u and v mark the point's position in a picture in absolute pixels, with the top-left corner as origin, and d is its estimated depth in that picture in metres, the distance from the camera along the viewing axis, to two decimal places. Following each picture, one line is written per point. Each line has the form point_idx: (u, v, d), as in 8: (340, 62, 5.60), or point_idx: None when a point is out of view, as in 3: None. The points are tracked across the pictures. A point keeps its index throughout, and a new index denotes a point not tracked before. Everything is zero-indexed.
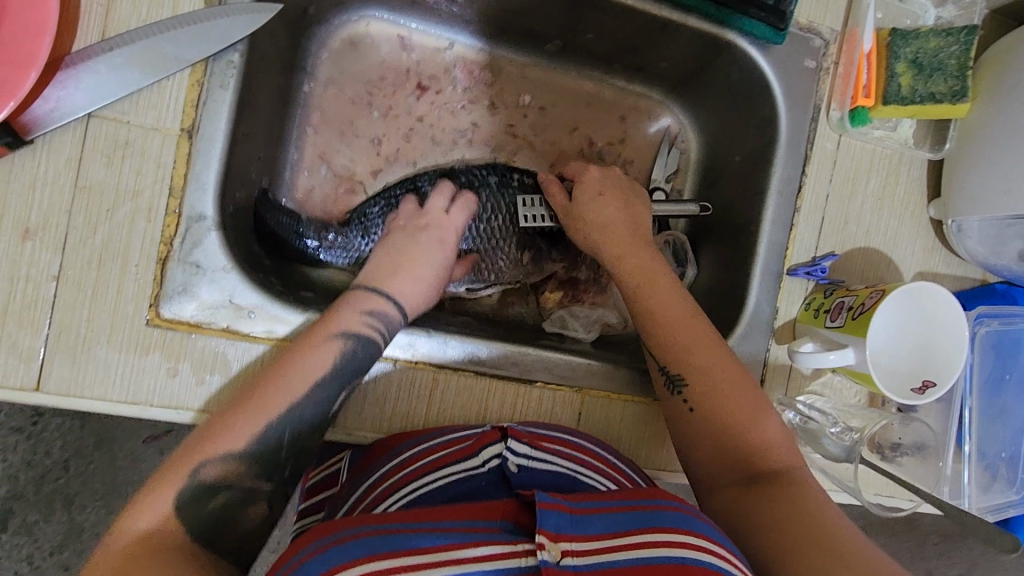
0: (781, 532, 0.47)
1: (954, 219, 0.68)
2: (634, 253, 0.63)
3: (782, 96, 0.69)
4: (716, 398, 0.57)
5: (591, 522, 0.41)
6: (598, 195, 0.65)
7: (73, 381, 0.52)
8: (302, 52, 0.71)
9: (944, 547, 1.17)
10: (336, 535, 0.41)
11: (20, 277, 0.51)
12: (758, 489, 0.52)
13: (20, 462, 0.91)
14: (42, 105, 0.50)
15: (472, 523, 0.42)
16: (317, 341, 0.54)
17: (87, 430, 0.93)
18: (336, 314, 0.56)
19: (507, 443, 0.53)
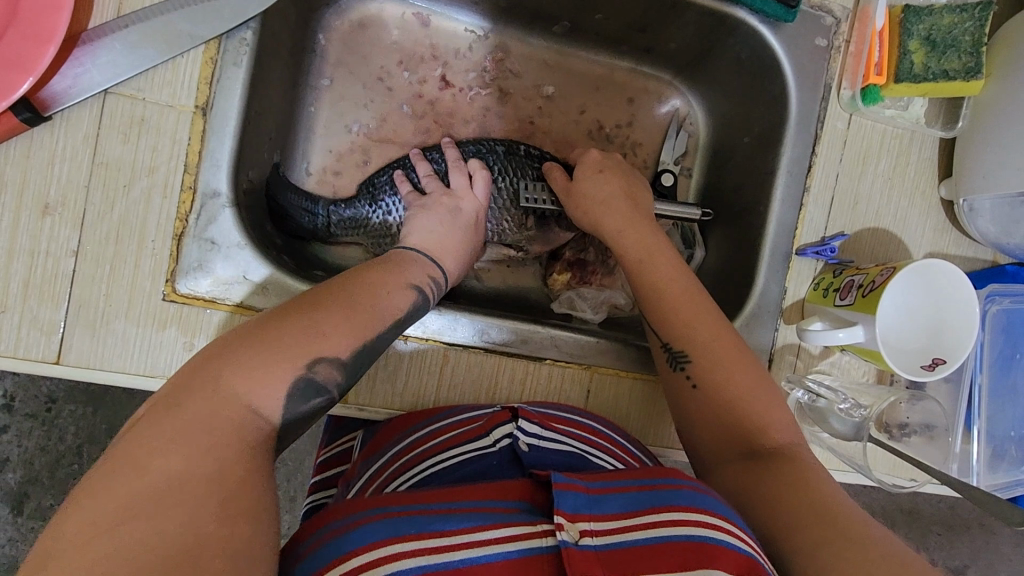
0: (780, 504, 0.46)
1: (965, 198, 0.68)
2: (634, 231, 0.63)
3: (792, 75, 0.68)
4: (719, 376, 0.55)
5: (606, 502, 0.41)
6: (598, 171, 0.66)
7: (92, 355, 0.53)
8: (313, 33, 0.72)
9: (951, 536, 1.16)
10: (360, 514, 0.42)
11: (40, 252, 0.52)
12: (761, 465, 0.50)
13: (35, 447, 0.93)
14: (60, 81, 0.51)
15: (492, 505, 0.42)
16: (392, 283, 0.53)
17: (99, 416, 0.95)
18: (406, 267, 0.55)
19: (518, 423, 0.54)
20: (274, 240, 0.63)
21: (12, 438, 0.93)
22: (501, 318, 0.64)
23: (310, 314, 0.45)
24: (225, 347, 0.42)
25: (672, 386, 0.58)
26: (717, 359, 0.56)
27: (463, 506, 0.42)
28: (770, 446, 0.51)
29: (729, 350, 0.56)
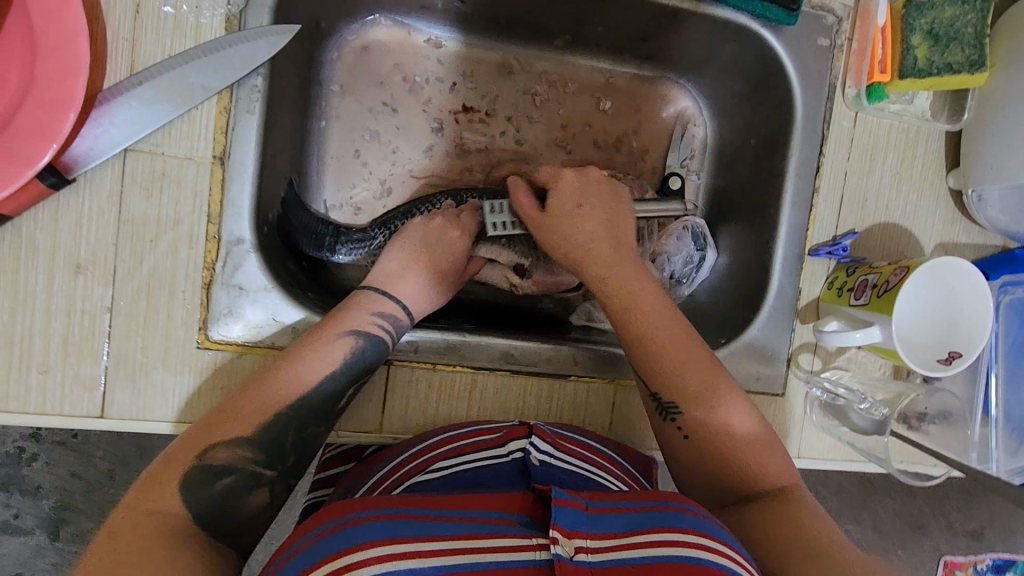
0: (783, 547, 0.47)
1: (974, 188, 0.68)
2: (620, 275, 0.61)
3: (796, 77, 0.69)
4: (709, 417, 0.56)
5: (606, 521, 0.42)
6: (577, 208, 0.64)
7: (133, 405, 0.55)
8: (317, 65, 0.72)
9: (967, 500, 1.18)
10: (357, 516, 0.42)
11: (76, 311, 0.53)
12: (758, 507, 0.51)
13: (65, 474, 0.95)
14: (81, 143, 0.52)
15: (490, 513, 0.43)
16: (329, 339, 0.57)
17: (125, 440, 0.97)
18: (346, 315, 0.59)
19: (530, 439, 0.54)
20: (297, 277, 0.64)
21: (43, 465, 0.95)
22: (523, 340, 0.66)
23: (235, 408, 0.52)
24: (179, 453, 0.49)
25: (663, 433, 0.58)
26: (703, 403, 0.56)
27: (462, 512, 0.43)
28: (762, 488, 0.53)
29: (713, 391, 0.57)
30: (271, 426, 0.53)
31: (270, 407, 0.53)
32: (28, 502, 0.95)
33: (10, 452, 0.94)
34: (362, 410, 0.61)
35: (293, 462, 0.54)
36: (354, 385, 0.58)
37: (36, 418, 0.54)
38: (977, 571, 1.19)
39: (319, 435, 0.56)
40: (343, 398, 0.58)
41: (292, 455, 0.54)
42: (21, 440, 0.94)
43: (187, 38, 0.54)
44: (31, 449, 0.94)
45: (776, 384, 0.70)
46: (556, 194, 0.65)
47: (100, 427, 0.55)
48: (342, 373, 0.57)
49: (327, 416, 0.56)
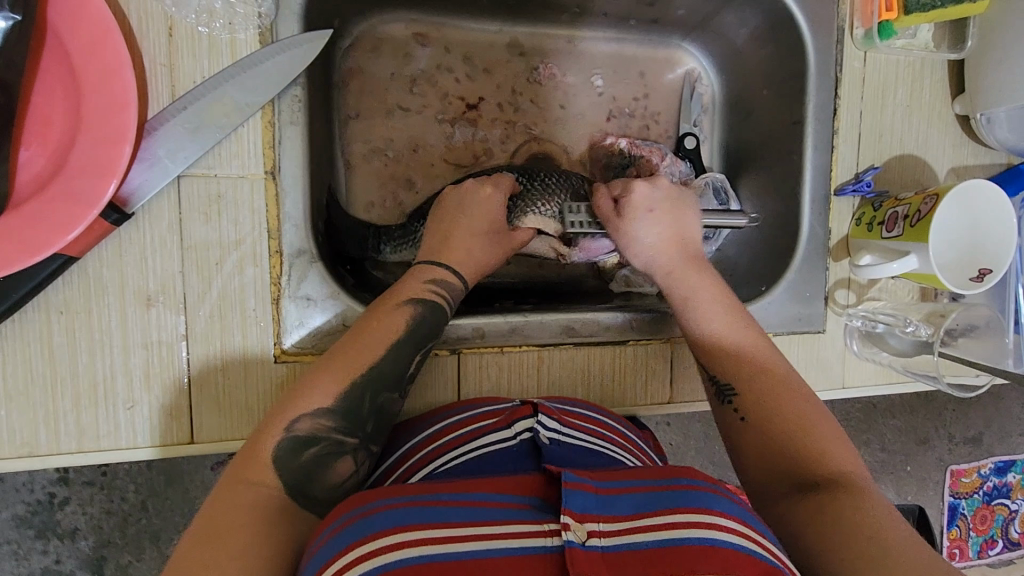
0: (832, 530, 0.45)
1: (982, 112, 0.71)
2: (686, 276, 0.64)
3: (807, 24, 0.71)
4: (769, 405, 0.56)
5: (618, 503, 0.42)
6: (649, 211, 0.66)
7: (220, 427, 0.55)
8: (333, 67, 0.72)
9: (966, 410, 1.24)
10: (374, 503, 0.43)
11: (153, 342, 0.54)
12: (816, 495, 0.48)
13: (99, 512, 0.95)
14: (136, 176, 0.51)
15: (505, 499, 0.43)
16: (387, 308, 0.57)
17: (155, 470, 0.96)
18: (402, 286, 0.60)
19: (538, 418, 0.55)
20: (348, 280, 0.65)
21: (75, 508, 0.94)
22: (580, 311, 0.67)
23: (307, 387, 0.53)
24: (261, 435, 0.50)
25: (721, 419, 0.58)
26: (765, 394, 0.57)
27: (483, 499, 0.43)
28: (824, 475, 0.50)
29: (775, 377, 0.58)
30: (348, 395, 0.53)
31: (347, 374, 0.53)
32: (66, 545, 0.94)
33: (41, 499, 0.93)
34: (438, 399, 0.63)
35: (372, 427, 0.54)
36: (419, 352, 0.58)
37: (126, 454, 0.54)
38: (981, 475, 1.25)
39: (395, 401, 0.56)
40: (411, 364, 0.57)
41: (371, 421, 0.54)
42: (49, 485, 0.93)
43: (223, 57, 0.54)
44: (61, 493, 0.94)
45: (817, 322, 0.74)
46: (633, 200, 0.66)
47: (190, 454, 0.55)
48: (405, 338, 0.57)
49: (399, 383, 0.56)
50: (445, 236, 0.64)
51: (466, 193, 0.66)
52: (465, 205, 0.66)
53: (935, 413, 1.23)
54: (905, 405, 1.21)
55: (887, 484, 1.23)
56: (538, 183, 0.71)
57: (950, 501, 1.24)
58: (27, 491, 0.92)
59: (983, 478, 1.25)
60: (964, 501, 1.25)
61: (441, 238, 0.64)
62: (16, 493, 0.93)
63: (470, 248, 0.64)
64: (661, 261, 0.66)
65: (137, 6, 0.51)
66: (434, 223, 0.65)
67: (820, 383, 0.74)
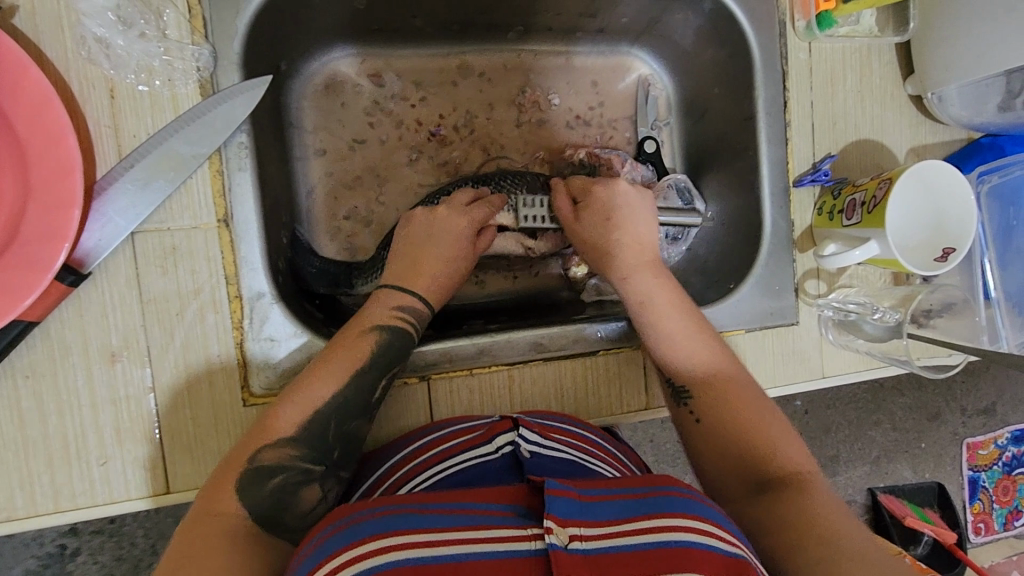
0: (776, 531, 0.47)
1: (933, 91, 0.71)
2: (645, 280, 0.64)
3: (747, 21, 0.71)
4: (719, 407, 0.57)
5: (600, 508, 0.41)
6: (606, 221, 0.67)
7: (194, 475, 0.56)
8: (286, 109, 0.73)
9: (976, 382, 1.22)
10: (358, 515, 0.42)
11: (121, 398, 0.54)
12: (766, 498, 0.50)
13: (111, 559, 0.96)
14: (89, 238, 0.52)
15: (489, 507, 0.43)
16: (354, 335, 0.58)
17: (162, 513, 0.96)
18: (368, 313, 0.60)
19: (518, 431, 0.54)
20: (317, 315, 0.65)
21: (87, 557, 0.95)
22: (547, 326, 0.68)
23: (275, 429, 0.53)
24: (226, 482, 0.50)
25: (678, 419, 0.60)
26: (737, 402, 0.58)
27: (466, 507, 0.43)
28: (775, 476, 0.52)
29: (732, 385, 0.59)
30: (318, 431, 0.54)
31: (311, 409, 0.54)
32: None
33: (52, 551, 0.94)
34: (412, 424, 0.64)
35: (340, 454, 0.56)
36: (385, 378, 0.59)
37: (104, 509, 0.55)
38: (998, 446, 1.24)
39: (363, 427, 0.57)
40: (378, 390, 0.58)
41: (338, 448, 0.56)
42: (60, 537, 0.94)
43: (166, 112, 0.55)
44: (73, 544, 0.94)
45: (789, 314, 0.74)
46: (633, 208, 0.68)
47: (168, 504, 0.56)
48: (372, 366, 0.58)
49: (365, 410, 0.57)
50: (414, 263, 0.64)
51: (435, 221, 0.66)
52: (432, 232, 0.66)
53: (944, 388, 1.21)
54: (910, 383, 1.20)
55: (903, 463, 1.21)
56: (493, 188, 0.72)
57: (970, 474, 1.23)
58: (38, 545, 0.93)
59: (1000, 448, 1.24)
60: (984, 474, 1.24)
61: (405, 263, 0.64)
62: (27, 547, 0.93)
63: (433, 274, 0.64)
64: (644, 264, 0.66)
65: (76, 71, 0.53)
66: (400, 249, 0.65)
67: (800, 375, 0.74)
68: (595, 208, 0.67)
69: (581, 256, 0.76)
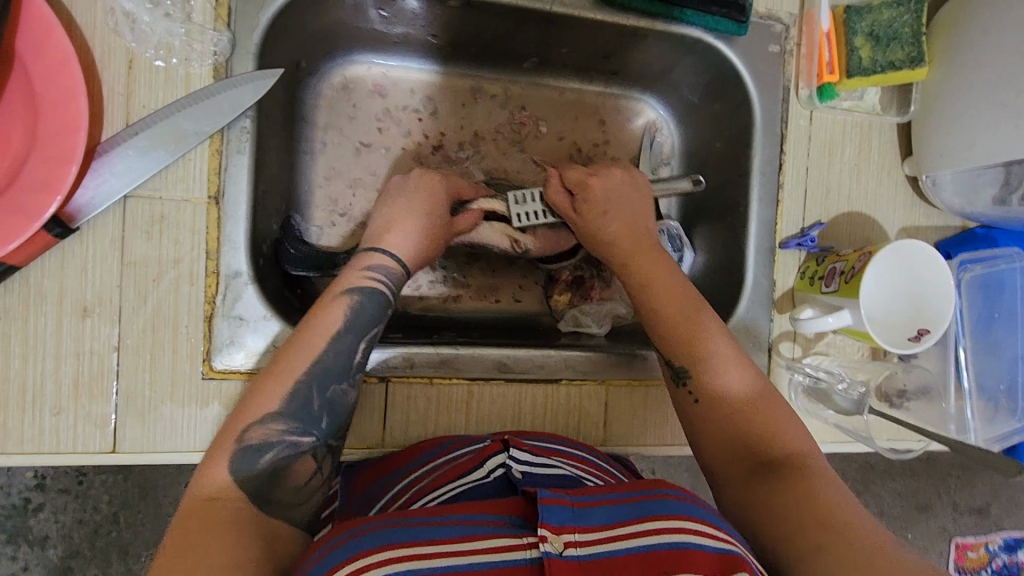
0: (776, 509, 0.49)
1: (927, 174, 0.72)
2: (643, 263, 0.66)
3: (751, 83, 0.73)
4: (724, 392, 0.59)
5: (594, 513, 0.42)
6: (603, 212, 0.68)
7: (145, 439, 0.57)
8: (299, 103, 0.76)
9: (969, 479, 1.19)
10: (357, 528, 0.43)
11: (86, 351, 0.56)
12: (765, 476, 0.52)
13: (71, 522, 0.96)
14: (83, 194, 0.55)
15: (482, 517, 0.43)
16: (329, 301, 0.60)
17: (130, 483, 0.97)
18: (340, 279, 0.62)
19: (508, 453, 0.55)
20: (293, 302, 0.67)
21: (48, 515, 0.95)
22: (514, 347, 0.68)
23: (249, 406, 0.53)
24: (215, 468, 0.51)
25: (677, 401, 0.62)
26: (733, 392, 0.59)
27: (457, 518, 0.43)
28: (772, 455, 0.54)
29: (744, 385, 0.59)
30: (297, 405, 0.55)
31: (291, 377, 0.55)
32: (34, 553, 0.95)
33: (16, 503, 0.94)
34: (365, 429, 0.64)
35: (329, 422, 0.56)
36: (363, 340, 0.60)
37: (49, 459, 0.55)
38: (989, 551, 1.20)
39: (347, 393, 0.57)
40: (358, 353, 0.59)
41: (325, 417, 0.56)
42: (26, 490, 0.94)
43: (178, 89, 0.58)
44: (37, 499, 0.95)
45: (760, 374, 0.73)
46: (588, 198, 0.69)
47: (113, 463, 0.56)
48: (347, 330, 0.59)
49: (347, 374, 0.57)
50: (385, 226, 0.66)
51: (406, 183, 0.69)
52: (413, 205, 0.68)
53: (937, 479, 1.18)
54: (897, 470, 1.16)
55: None
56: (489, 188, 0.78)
57: None
58: (4, 495, 0.93)
59: (992, 554, 1.20)
60: None
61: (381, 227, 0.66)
62: None
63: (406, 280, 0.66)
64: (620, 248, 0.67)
65: (100, 40, 0.56)
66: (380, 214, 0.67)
67: None
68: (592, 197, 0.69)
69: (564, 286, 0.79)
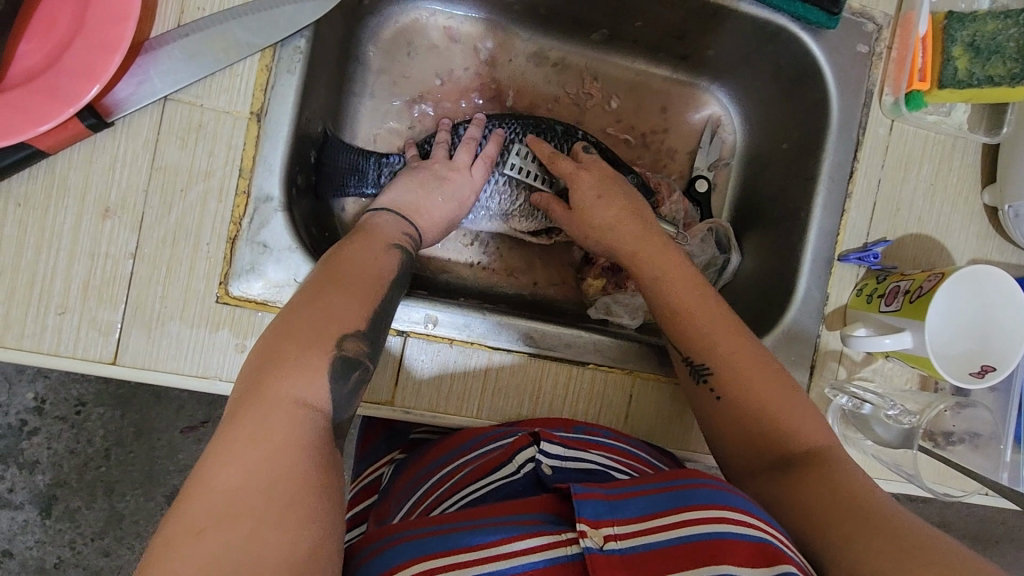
0: (804, 516, 0.46)
1: (1010, 203, 0.67)
2: (655, 256, 0.61)
3: (833, 81, 0.69)
4: (745, 386, 0.54)
5: (626, 506, 0.43)
6: (595, 198, 0.64)
7: (147, 355, 0.54)
8: (356, 43, 0.73)
9: (990, 554, 1.11)
10: (400, 534, 0.45)
11: (100, 254, 0.53)
12: (790, 474, 0.49)
13: (63, 450, 0.93)
14: (123, 88, 0.52)
15: (516, 517, 0.44)
16: (376, 246, 0.57)
17: (126, 420, 0.95)
18: (380, 230, 0.59)
19: (540, 447, 0.52)
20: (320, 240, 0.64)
21: (42, 440, 0.93)
22: (543, 322, 0.64)
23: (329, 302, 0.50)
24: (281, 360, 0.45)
25: (696, 397, 0.58)
26: (756, 381, 0.54)
27: (490, 519, 0.44)
28: (799, 451, 0.51)
29: (767, 373, 0.55)
30: (373, 323, 0.52)
31: (368, 298, 0.52)
32: (23, 476, 0.93)
33: (11, 424, 0.92)
34: (376, 386, 0.60)
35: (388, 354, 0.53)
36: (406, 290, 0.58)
37: (46, 361, 0.53)
38: None
39: None
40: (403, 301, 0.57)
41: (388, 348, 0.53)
42: (24, 412, 0.92)
43: None
44: (33, 422, 0.93)
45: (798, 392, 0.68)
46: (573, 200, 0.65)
47: (110, 376, 0.54)
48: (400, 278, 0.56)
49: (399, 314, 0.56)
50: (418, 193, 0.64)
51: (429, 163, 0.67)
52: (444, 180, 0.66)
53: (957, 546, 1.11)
54: None
55: None
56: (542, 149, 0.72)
57: None
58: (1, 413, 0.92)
59: None
60: None
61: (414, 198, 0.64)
62: None
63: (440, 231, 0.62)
64: (626, 244, 0.63)
65: None
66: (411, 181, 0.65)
67: None
68: (581, 190, 0.65)
69: (599, 270, 0.75)
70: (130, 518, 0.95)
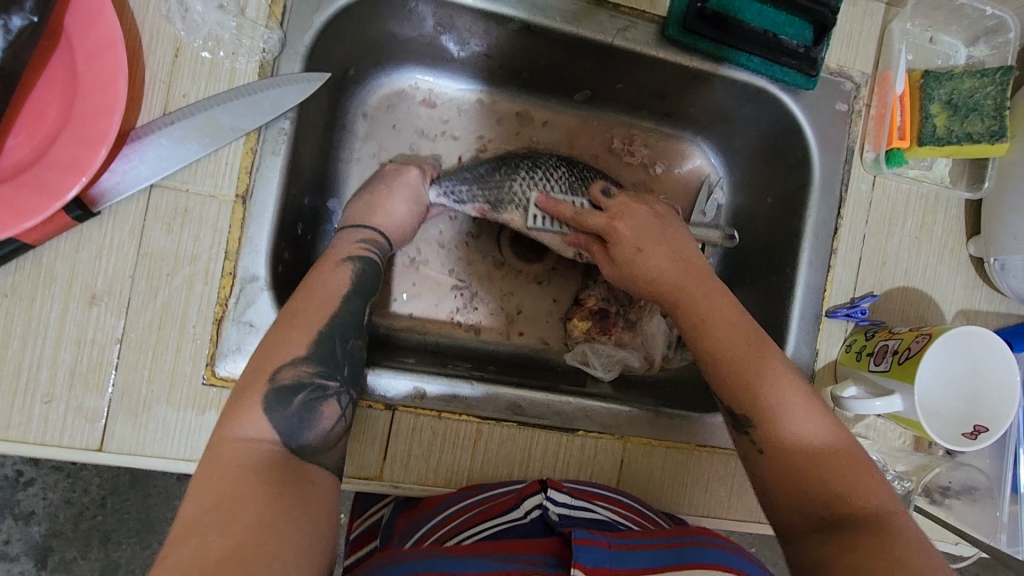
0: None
1: (996, 256, 0.67)
2: (688, 300, 0.59)
3: (813, 139, 0.69)
4: (793, 435, 0.51)
5: (628, 558, 0.43)
6: (636, 251, 0.62)
7: (134, 440, 0.54)
8: (344, 111, 0.74)
9: None
10: (400, 558, 0.45)
11: (87, 341, 0.53)
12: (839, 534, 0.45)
13: (58, 500, 0.92)
14: (109, 177, 0.53)
15: (518, 557, 0.44)
16: (331, 266, 0.59)
17: (122, 468, 0.94)
18: (336, 249, 0.61)
19: (547, 494, 0.53)
20: None
21: (37, 491, 0.92)
22: (531, 390, 0.65)
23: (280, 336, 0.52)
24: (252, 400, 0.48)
25: (740, 449, 0.54)
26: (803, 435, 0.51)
27: (492, 556, 0.44)
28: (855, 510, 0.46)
29: (819, 425, 0.51)
30: (320, 343, 0.53)
31: (316, 317, 0.54)
32: (18, 527, 0.91)
33: (6, 475, 0.91)
34: (364, 460, 0.60)
35: (348, 372, 0.55)
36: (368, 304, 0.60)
37: (32, 449, 0.52)
38: None
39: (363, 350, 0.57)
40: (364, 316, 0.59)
41: (348, 366, 0.55)
42: (20, 462, 0.91)
43: (221, 83, 0.57)
44: (29, 472, 0.91)
45: None
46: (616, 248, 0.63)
47: (96, 461, 0.53)
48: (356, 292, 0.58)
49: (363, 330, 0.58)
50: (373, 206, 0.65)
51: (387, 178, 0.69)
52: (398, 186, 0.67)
53: None
54: None
55: None
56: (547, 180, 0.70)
57: None
58: None
59: None
60: None
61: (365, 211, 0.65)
62: None
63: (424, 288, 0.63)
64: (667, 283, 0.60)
65: (150, 26, 0.55)
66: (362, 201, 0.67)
67: None
68: (622, 241, 0.63)
69: (585, 314, 0.76)
70: (125, 567, 0.94)
